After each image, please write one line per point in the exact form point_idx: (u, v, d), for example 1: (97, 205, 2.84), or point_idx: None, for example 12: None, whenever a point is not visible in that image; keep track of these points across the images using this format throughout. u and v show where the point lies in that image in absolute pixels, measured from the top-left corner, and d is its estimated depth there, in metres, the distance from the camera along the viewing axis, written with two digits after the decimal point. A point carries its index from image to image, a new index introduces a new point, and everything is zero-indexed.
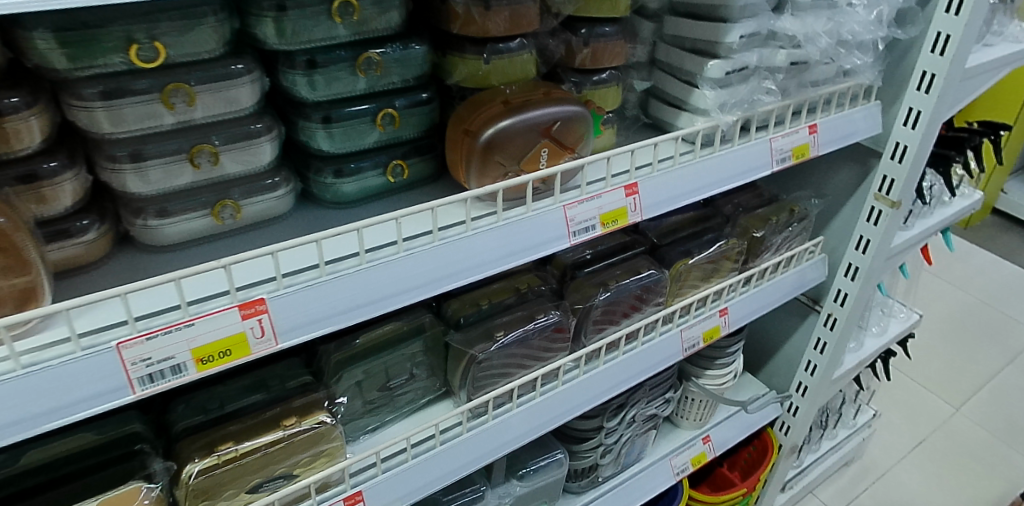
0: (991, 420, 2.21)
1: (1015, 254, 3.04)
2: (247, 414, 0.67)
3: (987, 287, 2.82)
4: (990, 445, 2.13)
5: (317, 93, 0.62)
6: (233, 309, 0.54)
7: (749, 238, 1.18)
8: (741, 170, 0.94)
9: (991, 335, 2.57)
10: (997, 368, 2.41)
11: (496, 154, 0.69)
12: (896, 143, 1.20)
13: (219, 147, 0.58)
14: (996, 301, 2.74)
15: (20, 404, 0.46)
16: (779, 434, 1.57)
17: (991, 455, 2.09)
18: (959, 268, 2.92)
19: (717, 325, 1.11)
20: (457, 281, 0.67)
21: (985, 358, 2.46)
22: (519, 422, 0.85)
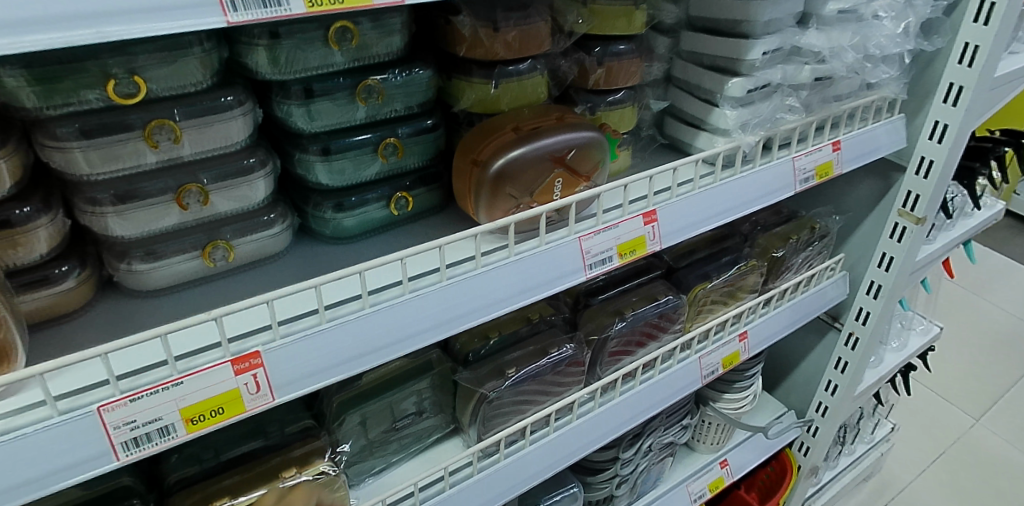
0: (1011, 431, 2.15)
1: None
2: (242, 464, 0.63)
3: (1007, 295, 2.74)
4: (1011, 458, 2.06)
5: (315, 124, 0.58)
6: (226, 364, 0.49)
7: (769, 258, 1.13)
8: (763, 192, 0.90)
9: (1009, 343, 2.50)
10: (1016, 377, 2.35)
11: (507, 185, 0.65)
12: (921, 158, 1.15)
13: (209, 185, 0.54)
14: (1014, 308, 2.67)
15: None
16: (798, 454, 1.52)
17: (1013, 469, 2.03)
18: (976, 274, 2.86)
19: (736, 351, 1.06)
20: (467, 323, 0.62)
21: (1004, 367, 2.39)
22: (530, 463, 0.80)
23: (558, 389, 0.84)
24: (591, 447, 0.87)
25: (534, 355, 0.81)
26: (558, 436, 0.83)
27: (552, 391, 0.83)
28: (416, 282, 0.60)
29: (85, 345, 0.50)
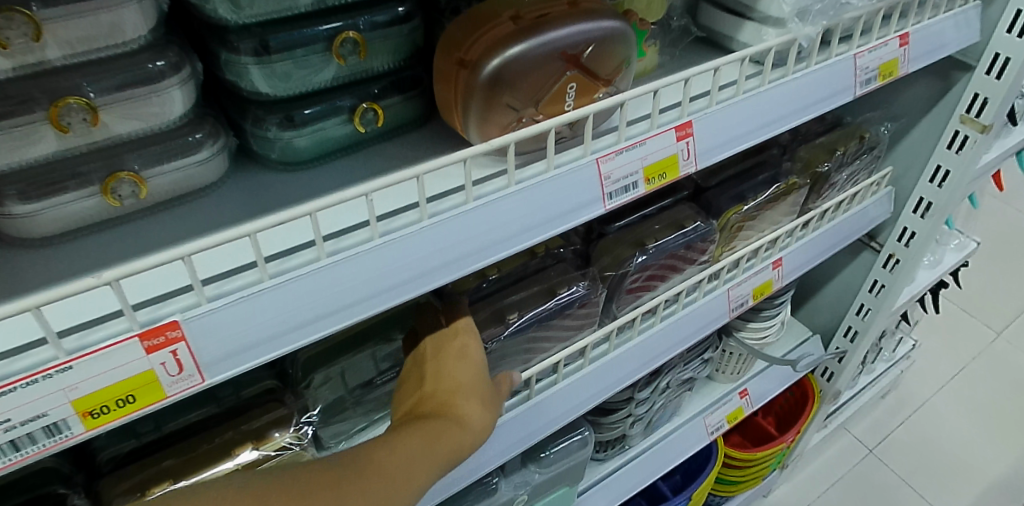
0: None
1: None
2: (192, 439, 0.53)
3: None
4: None
5: (244, 13, 0.43)
6: (133, 340, 0.37)
7: (812, 173, 0.97)
8: (818, 96, 0.74)
9: None
10: None
11: (505, 94, 0.51)
12: (996, 55, 0.97)
13: (96, 100, 0.41)
14: None
15: None
16: (821, 380, 1.43)
17: None
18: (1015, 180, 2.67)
19: (769, 280, 0.94)
20: (456, 273, 0.49)
21: None
22: (534, 415, 0.71)
23: (566, 334, 0.73)
24: (604, 394, 0.77)
25: (540, 297, 0.70)
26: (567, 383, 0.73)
27: (558, 332, 0.72)
28: (389, 222, 0.47)
29: None
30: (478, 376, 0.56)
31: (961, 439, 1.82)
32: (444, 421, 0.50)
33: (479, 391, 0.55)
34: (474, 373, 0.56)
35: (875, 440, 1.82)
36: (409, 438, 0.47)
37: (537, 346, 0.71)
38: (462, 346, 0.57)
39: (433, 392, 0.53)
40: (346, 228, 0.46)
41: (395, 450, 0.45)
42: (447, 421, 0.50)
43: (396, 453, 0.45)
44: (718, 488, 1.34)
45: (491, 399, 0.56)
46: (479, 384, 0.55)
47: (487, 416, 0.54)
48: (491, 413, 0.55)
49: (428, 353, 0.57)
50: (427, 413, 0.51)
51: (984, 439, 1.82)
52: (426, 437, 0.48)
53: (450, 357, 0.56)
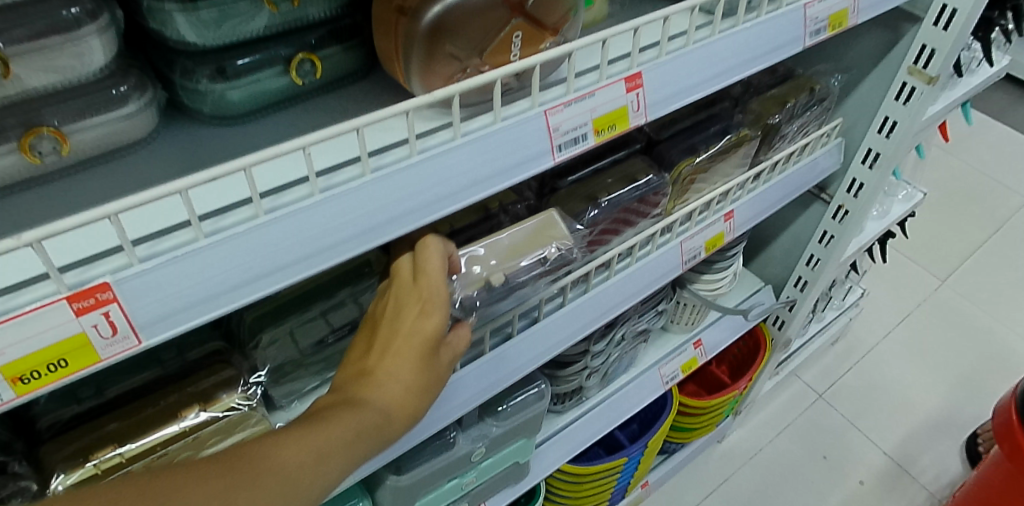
0: (975, 291, 2.17)
1: (1012, 117, 2.82)
2: (133, 404, 0.52)
3: (987, 154, 2.65)
4: (973, 317, 2.09)
5: None
6: (61, 302, 0.36)
7: (763, 125, 0.98)
8: (767, 47, 0.74)
9: (980, 204, 2.46)
10: (984, 239, 2.34)
11: (448, 43, 0.50)
12: (944, 6, 0.98)
13: (8, 52, 0.38)
14: (992, 169, 2.59)
15: None
16: (773, 329, 1.47)
17: (973, 328, 2.06)
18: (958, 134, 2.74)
19: (721, 232, 0.96)
20: (400, 229, 0.49)
21: (973, 228, 2.37)
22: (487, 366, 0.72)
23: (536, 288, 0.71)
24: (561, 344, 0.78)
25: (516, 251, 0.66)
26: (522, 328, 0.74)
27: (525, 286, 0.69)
28: (328, 178, 0.46)
29: None
30: (422, 358, 0.52)
31: (904, 382, 1.91)
32: (368, 412, 0.47)
33: (420, 376, 0.52)
34: (422, 357, 0.52)
35: (824, 386, 1.90)
36: (330, 430, 0.44)
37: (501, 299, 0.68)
38: (422, 317, 0.53)
39: (373, 369, 0.50)
40: (283, 185, 0.45)
41: (309, 445, 0.42)
42: (372, 413, 0.47)
43: (309, 448, 0.42)
44: (673, 435, 1.39)
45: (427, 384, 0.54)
46: (420, 368, 0.52)
47: (416, 406, 0.51)
48: (423, 403, 0.52)
49: (385, 316, 0.54)
50: (357, 399, 0.48)
51: (925, 381, 1.91)
52: (348, 429, 0.45)
53: (402, 329, 0.52)
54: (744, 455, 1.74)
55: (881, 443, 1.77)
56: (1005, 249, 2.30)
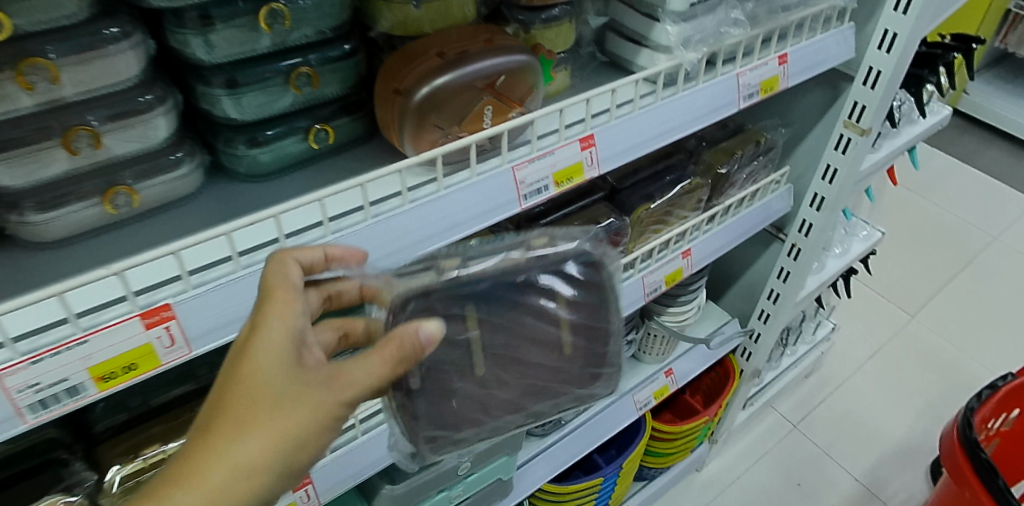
0: (945, 326, 2.24)
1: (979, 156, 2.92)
2: (173, 411, 0.63)
3: (961, 191, 2.73)
4: (942, 351, 2.16)
5: (216, 54, 0.54)
6: (134, 318, 0.47)
7: (713, 175, 1.12)
8: (708, 109, 0.87)
9: (948, 241, 2.54)
10: (952, 274, 2.42)
11: (433, 116, 0.63)
12: (869, 68, 1.10)
13: (99, 127, 0.51)
14: (961, 207, 2.68)
15: None
16: (741, 359, 1.57)
17: (942, 361, 2.13)
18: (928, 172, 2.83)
19: (680, 268, 1.08)
20: (394, 264, 0.60)
21: (942, 264, 2.46)
22: (504, 370, 0.64)
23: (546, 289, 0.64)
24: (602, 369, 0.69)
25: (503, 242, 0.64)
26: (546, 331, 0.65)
27: (531, 286, 0.63)
28: (338, 222, 0.59)
29: None
30: (266, 375, 0.43)
31: (875, 415, 1.99)
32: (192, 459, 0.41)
33: (265, 399, 0.43)
34: (243, 362, 0.43)
35: (799, 417, 1.99)
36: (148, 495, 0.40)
37: (506, 304, 0.62)
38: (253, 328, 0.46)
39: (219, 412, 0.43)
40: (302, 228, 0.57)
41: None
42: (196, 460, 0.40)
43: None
44: (649, 460, 1.49)
45: (286, 398, 0.43)
46: (264, 386, 0.43)
47: (269, 432, 0.42)
48: (286, 425, 0.43)
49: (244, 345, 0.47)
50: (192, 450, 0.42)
51: (895, 415, 1.99)
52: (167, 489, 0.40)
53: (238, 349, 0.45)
54: (722, 483, 1.83)
55: (850, 470, 1.86)
56: (974, 285, 2.38)
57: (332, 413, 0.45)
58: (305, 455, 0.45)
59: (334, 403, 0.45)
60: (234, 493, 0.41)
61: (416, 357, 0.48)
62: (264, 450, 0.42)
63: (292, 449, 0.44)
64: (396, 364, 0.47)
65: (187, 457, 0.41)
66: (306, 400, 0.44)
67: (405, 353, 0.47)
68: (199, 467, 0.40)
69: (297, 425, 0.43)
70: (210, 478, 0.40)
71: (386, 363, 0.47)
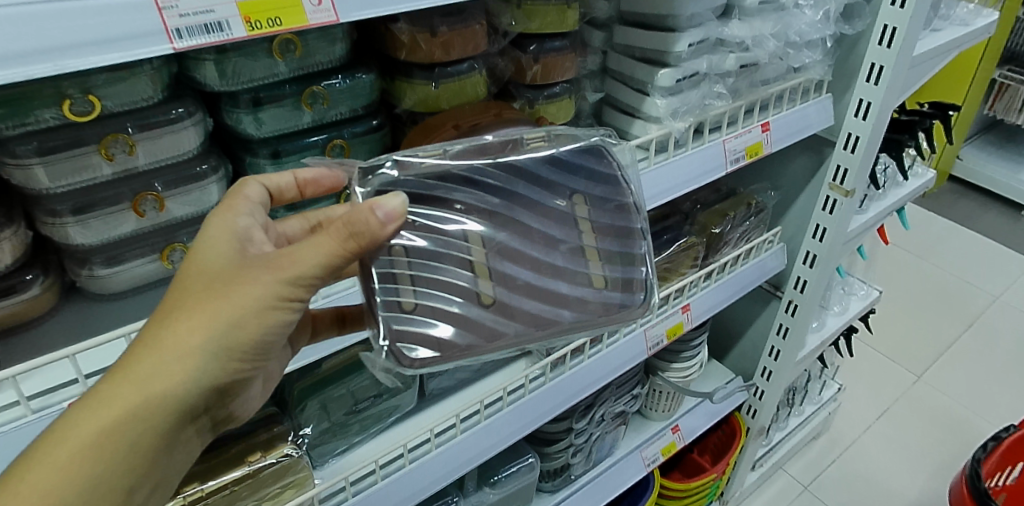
0: (953, 385, 2.06)
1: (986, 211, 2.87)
2: (212, 452, 0.69)
3: (967, 252, 2.60)
4: (953, 411, 1.98)
5: (263, 129, 0.62)
6: None
7: (708, 234, 1.19)
8: (699, 172, 0.94)
9: (951, 299, 2.38)
10: (956, 332, 2.24)
11: None
12: (849, 134, 1.13)
13: (163, 193, 0.59)
14: (961, 265, 2.54)
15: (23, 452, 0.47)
16: (747, 417, 1.57)
17: (955, 422, 1.95)
18: (924, 230, 2.73)
19: (680, 322, 1.13)
20: None
21: (945, 322, 2.28)
22: (514, 281, 0.56)
23: (561, 189, 0.61)
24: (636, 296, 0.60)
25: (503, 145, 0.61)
26: (565, 234, 0.59)
27: (529, 181, 0.60)
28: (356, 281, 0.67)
29: (62, 345, 0.57)
30: (207, 263, 0.45)
31: (888, 478, 1.80)
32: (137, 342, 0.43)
33: (200, 284, 0.44)
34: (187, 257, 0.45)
35: (810, 477, 1.82)
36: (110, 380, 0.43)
37: (518, 201, 0.59)
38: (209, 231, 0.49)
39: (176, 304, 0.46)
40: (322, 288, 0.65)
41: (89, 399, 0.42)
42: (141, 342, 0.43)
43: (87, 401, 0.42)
44: None
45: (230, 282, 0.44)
46: (202, 273, 0.45)
47: (201, 312, 0.43)
48: (219, 304, 0.43)
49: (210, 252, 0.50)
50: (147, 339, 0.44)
51: (910, 478, 1.79)
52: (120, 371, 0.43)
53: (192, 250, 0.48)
54: None
55: None
56: (982, 344, 2.20)
57: (272, 295, 0.44)
58: (258, 335, 0.45)
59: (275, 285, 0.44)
60: (178, 369, 0.42)
61: (373, 237, 0.44)
62: (196, 332, 0.43)
63: (237, 330, 0.44)
64: (344, 243, 0.44)
65: (140, 340, 0.43)
66: (247, 283, 0.44)
67: (352, 231, 0.43)
68: (147, 349, 0.42)
69: (238, 308, 0.43)
70: (148, 357, 0.42)
71: (332, 243, 0.44)
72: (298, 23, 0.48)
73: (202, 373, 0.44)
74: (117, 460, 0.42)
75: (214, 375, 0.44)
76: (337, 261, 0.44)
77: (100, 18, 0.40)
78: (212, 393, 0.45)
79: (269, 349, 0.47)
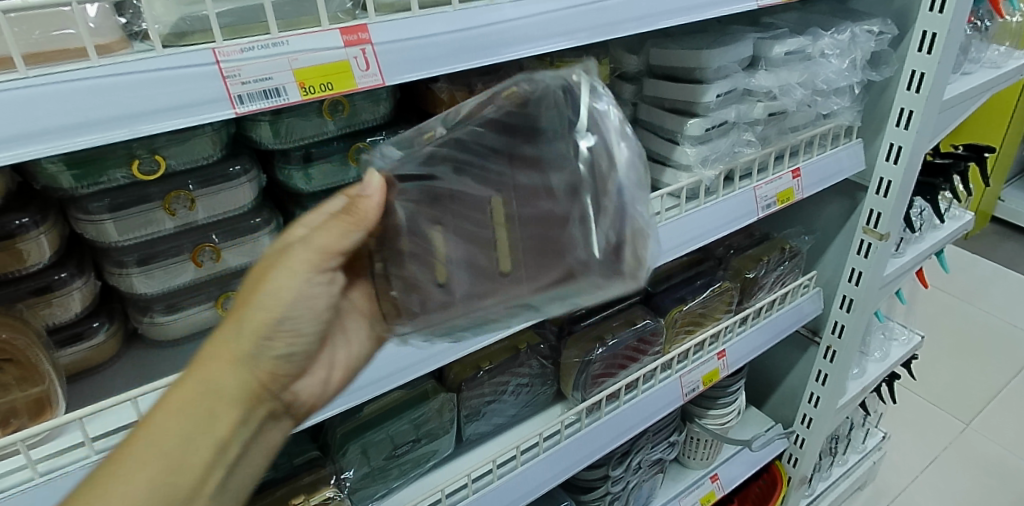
0: (1004, 433, 1.96)
1: None
2: (258, 495, 0.71)
3: (1014, 296, 2.52)
4: (1007, 461, 1.88)
5: (313, 185, 0.66)
6: None
7: (742, 279, 1.17)
8: (730, 219, 0.95)
9: (998, 344, 2.29)
10: (1006, 378, 2.15)
11: None
12: (880, 179, 1.14)
13: (220, 244, 0.62)
14: (1008, 308, 2.45)
15: None
16: (788, 466, 1.53)
17: (1009, 472, 1.85)
18: (968, 273, 2.65)
19: (716, 368, 1.12)
20: (424, 368, 0.68)
21: (993, 367, 2.20)
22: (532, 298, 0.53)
23: None
24: None
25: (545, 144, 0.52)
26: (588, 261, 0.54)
27: None
28: None
29: (120, 390, 0.60)
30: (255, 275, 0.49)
31: None
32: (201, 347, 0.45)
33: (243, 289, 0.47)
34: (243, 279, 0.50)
35: None
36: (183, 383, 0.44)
37: None
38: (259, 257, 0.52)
39: None
40: None
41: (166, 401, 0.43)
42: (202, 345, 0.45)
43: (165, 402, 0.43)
44: None
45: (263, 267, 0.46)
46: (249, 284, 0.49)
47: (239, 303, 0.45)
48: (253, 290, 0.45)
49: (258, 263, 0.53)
50: None
51: None
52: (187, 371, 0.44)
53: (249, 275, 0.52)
54: None
55: None
56: None
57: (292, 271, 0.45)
58: (289, 301, 0.45)
59: (297, 253, 0.45)
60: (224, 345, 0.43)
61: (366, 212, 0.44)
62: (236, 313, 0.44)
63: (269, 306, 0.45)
64: (344, 219, 0.45)
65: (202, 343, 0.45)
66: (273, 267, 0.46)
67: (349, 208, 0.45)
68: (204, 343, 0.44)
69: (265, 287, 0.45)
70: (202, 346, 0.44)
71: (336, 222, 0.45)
72: (348, 87, 0.51)
73: (249, 344, 0.44)
74: (192, 441, 0.41)
75: (262, 346, 0.44)
76: (347, 230, 0.45)
77: (174, 86, 0.44)
78: (268, 368, 0.45)
79: (311, 322, 0.48)
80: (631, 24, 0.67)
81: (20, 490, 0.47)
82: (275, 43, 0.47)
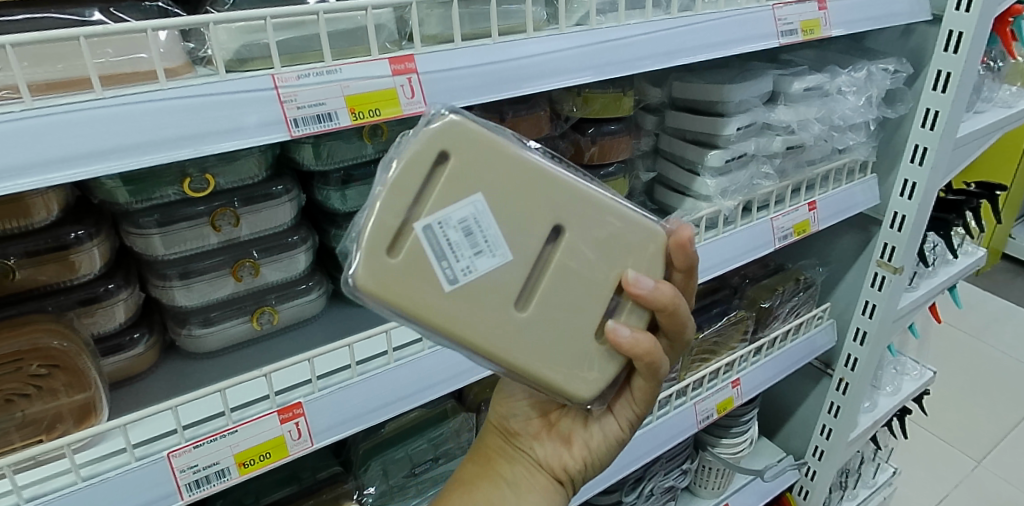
0: (1016, 473, 1.94)
1: None
2: None
3: None
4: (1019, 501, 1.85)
5: (348, 205, 0.69)
6: (273, 414, 0.57)
7: (757, 308, 1.18)
8: (747, 248, 0.96)
9: (1009, 383, 2.28)
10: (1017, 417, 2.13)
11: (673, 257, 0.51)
12: (894, 213, 1.15)
13: (259, 259, 0.65)
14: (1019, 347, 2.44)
15: (120, 497, 0.50)
16: (798, 498, 1.52)
17: None
18: (979, 310, 2.65)
19: (730, 397, 1.12)
20: (457, 384, 0.67)
21: (1004, 405, 2.18)
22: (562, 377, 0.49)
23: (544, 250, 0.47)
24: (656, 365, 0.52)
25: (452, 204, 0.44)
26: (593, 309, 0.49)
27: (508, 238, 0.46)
28: (400, 351, 0.66)
29: (157, 400, 0.61)
30: None
31: None
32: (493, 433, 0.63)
33: None
34: None
35: None
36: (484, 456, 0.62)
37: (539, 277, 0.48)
38: None
39: None
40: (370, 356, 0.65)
41: None
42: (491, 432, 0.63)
43: None
44: None
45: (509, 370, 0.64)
46: None
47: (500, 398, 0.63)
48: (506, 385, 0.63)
49: None
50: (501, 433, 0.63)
51: None
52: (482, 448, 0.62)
53: None
54: None
55: None
56: None
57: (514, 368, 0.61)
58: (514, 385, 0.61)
59: None
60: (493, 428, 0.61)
61: None
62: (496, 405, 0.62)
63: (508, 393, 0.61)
64: None
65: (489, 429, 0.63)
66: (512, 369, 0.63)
67: None
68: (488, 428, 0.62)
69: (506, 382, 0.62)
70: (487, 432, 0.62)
71: None
72: (394, 113, 0.53)
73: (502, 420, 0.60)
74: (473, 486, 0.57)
75: (504, 413, 0.60)
76: None
77: (235, 109, 0.46)
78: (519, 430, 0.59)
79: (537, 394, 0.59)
80: (656, 59, 0.69)
81: (64, 492, 0.49)
82: (329, 71, 0.50)
